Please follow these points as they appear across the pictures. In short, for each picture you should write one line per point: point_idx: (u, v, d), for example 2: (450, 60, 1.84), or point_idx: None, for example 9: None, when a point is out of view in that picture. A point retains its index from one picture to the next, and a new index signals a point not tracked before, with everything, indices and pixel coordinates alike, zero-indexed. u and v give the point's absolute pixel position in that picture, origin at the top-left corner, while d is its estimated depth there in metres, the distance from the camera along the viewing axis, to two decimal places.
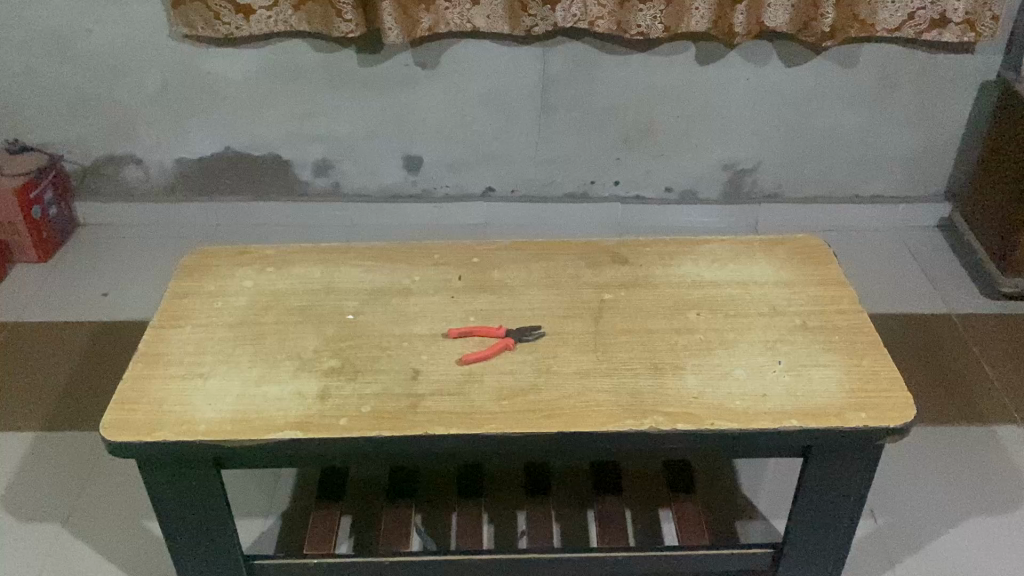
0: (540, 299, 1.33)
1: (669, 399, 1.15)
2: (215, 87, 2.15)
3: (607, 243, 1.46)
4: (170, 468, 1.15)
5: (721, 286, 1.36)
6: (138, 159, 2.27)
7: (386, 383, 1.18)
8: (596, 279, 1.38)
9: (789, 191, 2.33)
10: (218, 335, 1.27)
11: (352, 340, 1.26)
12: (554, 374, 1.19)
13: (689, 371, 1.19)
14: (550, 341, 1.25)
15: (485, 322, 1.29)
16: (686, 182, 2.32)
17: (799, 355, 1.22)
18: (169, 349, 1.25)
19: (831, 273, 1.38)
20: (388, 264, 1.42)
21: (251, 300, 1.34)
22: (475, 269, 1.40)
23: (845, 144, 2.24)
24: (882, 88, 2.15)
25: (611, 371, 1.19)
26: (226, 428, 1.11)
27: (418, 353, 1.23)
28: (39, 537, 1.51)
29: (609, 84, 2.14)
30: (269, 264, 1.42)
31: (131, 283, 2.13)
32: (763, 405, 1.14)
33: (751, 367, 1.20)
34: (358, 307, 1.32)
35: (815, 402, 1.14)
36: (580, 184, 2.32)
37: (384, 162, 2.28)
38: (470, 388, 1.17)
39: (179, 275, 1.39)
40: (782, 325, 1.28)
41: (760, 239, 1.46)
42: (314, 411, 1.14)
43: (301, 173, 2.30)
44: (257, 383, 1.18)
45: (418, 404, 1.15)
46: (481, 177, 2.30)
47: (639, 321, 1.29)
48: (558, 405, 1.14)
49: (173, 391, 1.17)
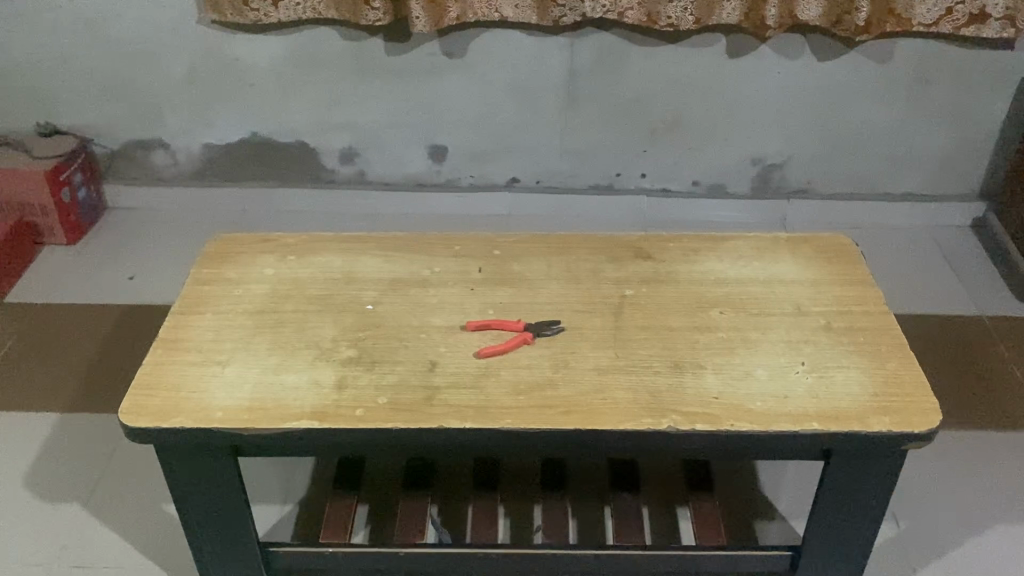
0: (560, 293, 1.32)
1: (687, 399, 1.13)
2: (241, 73, 2.16)
3: (628, 237, 1.44)
4: (189, 455, 1.16)
5: (745, 284, 1.33)
6: (165, 144, 2.28)
7: (403, 374, 1.18)
8: (617, 274, 1.36)
9: (818, 187, 2.29)
10: (237, 323, 1.27)
11: (371, 331, 1.25)
12: (572, 369, 1.18)
13: (709, 371, 1.18)
14: (569, 336, 1.24)
15: (503, 315, 1.28)
16: (714, 176, 2.28)
17: (821, 356, 1.20)
18: (188, 335, 1.25)
19: (857, 272, 1.35)
20: (407, 254, 1.41)
21: (271, 287, 1.34)
22: (496, 261, 1.39)
23: (877, 141, 2.20)
24: (916, 85, 2.10)
25: (629, 368, 1.18)
26: (243, 416, 1.12)
27: (435, 345, 1.23)
28: (60, 517, 1.53)
29: (636, 76, 2.12)
30: (290, 252, 1.42)
31: (155, 267, 2.15)
32: (783, 407, 1.12)
33: (772, 368, 1.18)
34: (377, 297, 1.32)
35: (837, 405, 1.13)
36: (605, 177, 2.30)
37: (408, 152, 2.27)
38: (487, 381, 1.16)
39: (201, 261, 1.40)
40: (806, 325, 1.25)
41: (786, 237, 1.44)
42: (332, 401, 1.14)
43: (326, 160, 2.30)
44: (275, 371, 1.19)
45: (435, 397, 1.14)
46: (506, 167, 2.29)
47: (660, 318, 1.27)
48: (575, 401, 1.13)
49: (190, 378, 1.18)
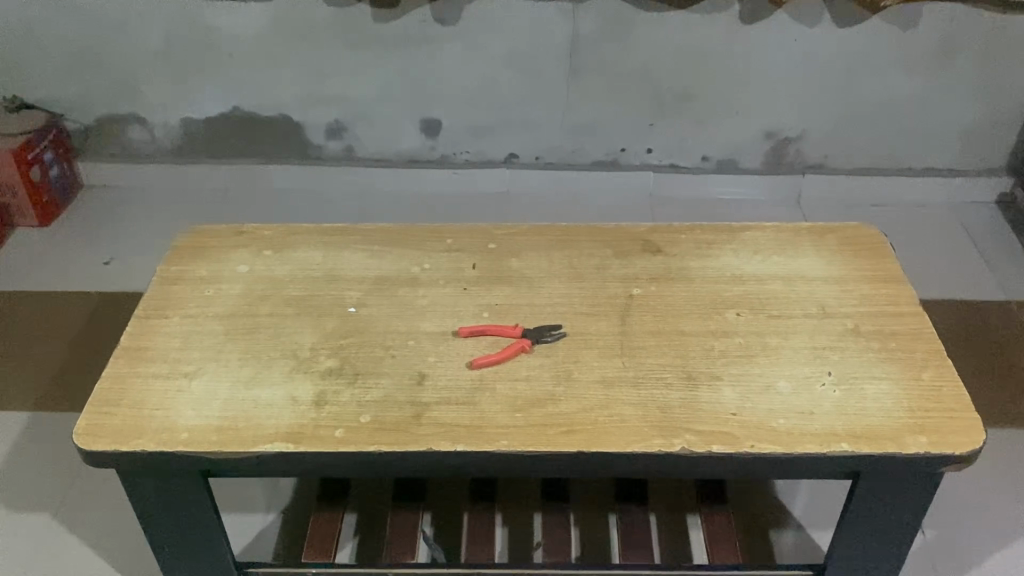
0: (561, 293, 1.21)
1: (702, 417, 1.03)
2: (221, 44, 2.02)
3: (636, 227, 1.32)
4: (154, 480, 1.05)
5: (764, 282, 1.22)
6: (142, 119, 2.14)
7: (388, 388, 1.07)
8: (624, 271, 1.24)
9: (836, 161, 2.16)
10: (207, 328, 1.16)
11: (353, 338, 1.14)
12: (575, 382, 1.07)
13: (727, 384, 1.07)
14: (572, 343, 1.13)
15: (499, 320, 1.17)
16: (726, 151, 2.15)
17: (850, 366, 1.09)
18: (152, 344, 1.14)
19: (886, 268, 1.23)
20: (394, 249, 1.29)
21: (245, 287, 1.22)
22: (491, 257, 1.27)
23: (899, 113, 2.06)
24: (943, 53, 1.96)
25: (638, 381, 1.07)
26: (211, 439, 1.01)
27: (424, 354, 1.11)
28: (28, 528, 1.43)
29: (643, 44, 1.97)
30: (267, 246, 1.30)
31: (132, 251, 2.03)
32: (809, 427, 1.01)
33: (795, 380, 1.07)
34: (361, 299, 1.20)
35: (868, 423, 1.02)
36: (609, 152, 2.16)
37: (400, 126, 2.14)
38: (480, 396, 1.05)
39: (169, 257, 1.28)
40: (832, 329, 1.14)
41: (808, 227, 1.32)
42: (309, 420, 1.03)
43: (313, 136, 2.16)
44: (247, 385, 1.08)
45: (423, 415, 1.03)
46: (504, 143, 2.16)
47: (672, 321, 1.15)
48: (578, 419, 1.02)
49: (153, 393, 1.07)
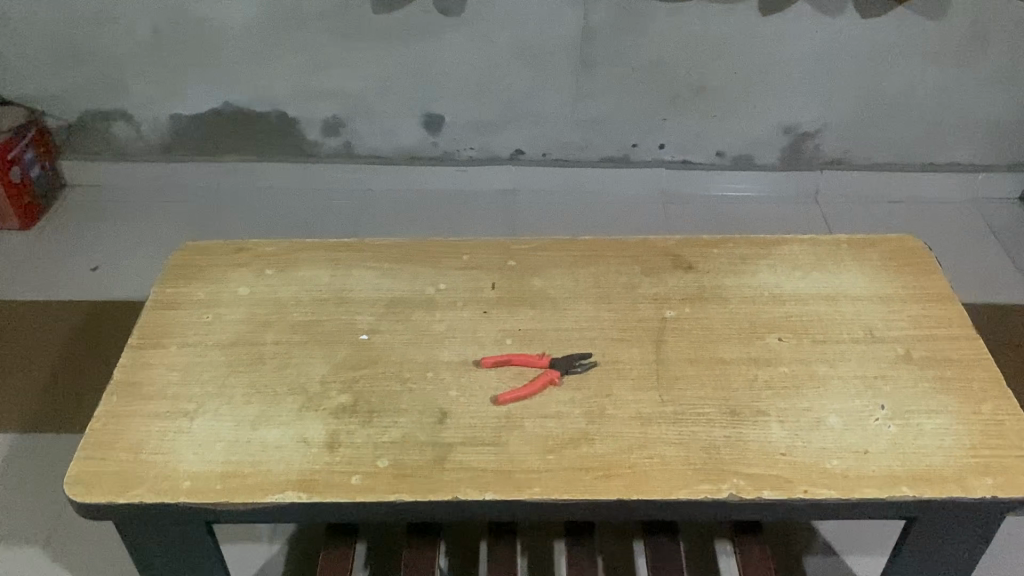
0: (589, 316, 1.12)
1: (749, 458, 0.95)
2: (211, 36, 1.90)
3: (664, 241, 1.24)
4: (154, 529, 0.97)
5: (806, 302, 1.14)
6: (128, 115, 2.03)
7: (407, 427, 0.98)
8: (655, 291, 1.16)
9: (856, 157, 2.08)
10: (207, 359, 1.07)
11: (367, 369, 1.05)
12: (609, 418, 0.99)
13: (774, 419, 0.99)
14: (604, 373, 1.04)
15: (524, 347, 1.08)
16: (741, 146, 2.06)
17: (904, 398, 1.01)
18: (148, 377, 1.05)
19: (934, 285, 1.16)
20: (407, 266, 1.20)
21: (247, 311, 1.13)
22: (512, 275, 1.19)
23: (923, 106, 1.98)
24: (971, 45, 1.87)
25: (678, 417, 0.99)
26: (216, 488, 0.93)
27: (444, 388, 1.03)
28: (16, 562, 1.34)
29: (657, 35, 1.88)
30: (269, 264, 1.20)
31: (120, 256, 1.93)
32: (865, 469, 0.94)
33: (847, 415, 0.99)
34: (373, 324, 1.12)
35: (929, 464, 0.94)
36: (620, 148, 2.07)
37: (401, 122, 2.04)
38: (508, 436, 0.97)
39: (164, 278, 1.19)
40: (882, 356, 1.06)
41: (848, 239, 1.23)
42: (322, 466, 0.95)
43: (309, 132, 2.06)
44: (252, 425, 0.99)
45: (446, 458, 0.95)
46: (510, 139, 2.06)
47: (710, 348, 1.07)
48: (615, 461, 0.94)
49: (151, 435, 0.98)
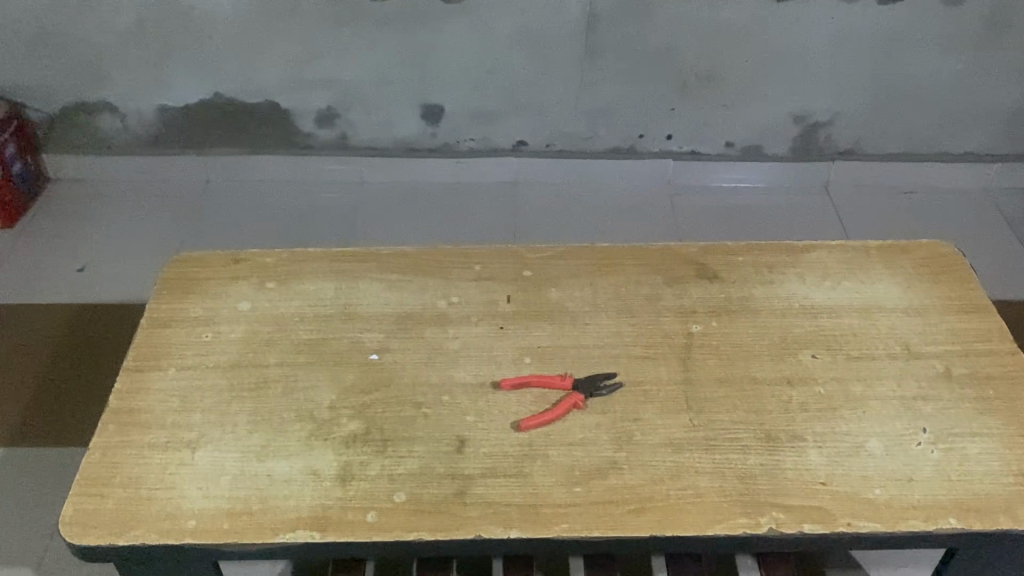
0: (611, 331, 1.06)
1: (787, 489, 0.90)
2: (199, 24, 1.82)
3: (686, 248, 1.18)
4: (156, 569, 0.91)
5: (838, 315, 1.08)
6: (112, 107, 1.95)
7: (424, 458, 0.93)
8: (679, 303, 1.10)
9: (867, 147, 2.02)
10: (208, 384, 1.00)
11: (378, 394, 0.99)
12: (638, 446, 0.93)
13: (811, 446, 0.94)
14: (630, 396, 0.99)
15: (544, 367, 1.02)
16: (750, 136, 2.00)
17: (946, 420, 0.96)
18: (145, 404, 0.98)
19: (970, 295, 1.10)
20: (416, 278, 1.14)
21: (249, 330, 1.07)
22: (528, 286, 1.12)
23: (938, 94, 1.92)
24: (990, 31, 1.81)
25: (711, 444, 0.94)
26: (222, 528, 0.87)
27: (461, 414, 0.97)
28: None
29: (665, 23, 1.80)
30: (270, 277, 1.14)
31: (109, 255, 1.85)
32: (910, 499, 0.89)
33: (887, 439, 0.94)
34: (383, 342, 1.05)
35: (977, 492, 0.89)
36: (626, 138, 2.00)
37: (399, 112, 1.96)
38: (532, 467, 0.91)
39: (159, 293, 1.12)
40: (920, 374, 1.01)
41: (877, 246, 1.18)
42: (335, 502, 0.89)
43: (302, 124, 1.98)
44: (259, 457, 0.93)
45: (467, 492, 0.89)
46: (512, 130, 1.99)
47: (740, 366, 1.02)
48: (647, 494, 0.89)
49: (151, 469, 0.92)
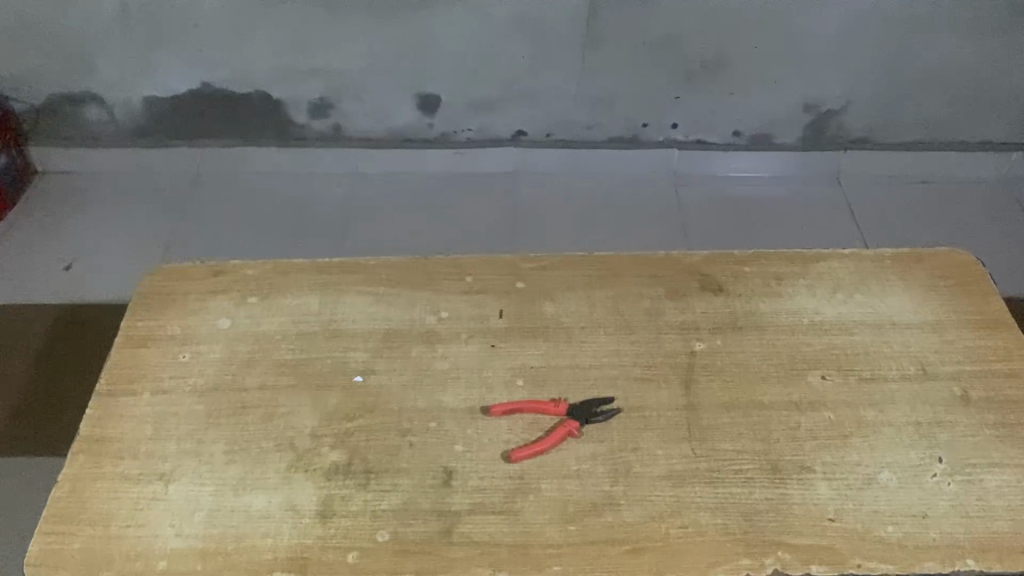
0: (609, 350, 1.01)
1: (794, 526, 0.84)
2: (184, 12, 1.75)
3: (689, 257, 1.12)
4: None
5: (850, 331, 1.02)
6: (98, 97, 1.88)
7: (410, 492, 0.88)
8: (681, 318, 1.04)
9: (881, 134, 1.95)
10: (184, 409, 0.95)
11: (361, 420, 0.94)
12: (636, 479, 0.88)
13: (820, 477, 0.88)
14: (628, 422, 0.93)
15: (538, 390, 0.97)
16: (759, 125, 1.93)
17: (964, 448, 0.91)
18: (118, 432, 0.93)
19: (990, 309, 1.04)
20: (405, 291, 1.08)
21: (228, 348, 1.01)
22: (522, 300, 1.07)
23: (955, 80, 1.84)
24: (1011, 15, 1.73)
25: (713, 477, 0.88)
26: (196, 569, 0.82)
27: (449, 442, 0.92)
28: None
29: (670, 8, 1.72)
30: (251, 291, 1.08)
31: (97, 252, 1.80)
32: (926, 538, 0.83)
33: (901, 471, 0.89)
34: (368, 362, 1.00)
35: (997, 530, 0.84)
36: (630, 127, 1.94)
37: (394, 102, 1.89)
38: (523, 502, 0.87)
39: (134, 308, 1.07)
40: (936, 397, 0.95)
41: (891, 255, 1.12)
42: (314, 541, 0.84)
43: (295, 114, 1.91)
44: (236, 490, 0.88)
45: (453, 530, 0.84)
46: (511, 120, 1.92)
47: (745, 390, 0.96)
48: (645, 532, 0.84)
49: (122, 504, 0.87)
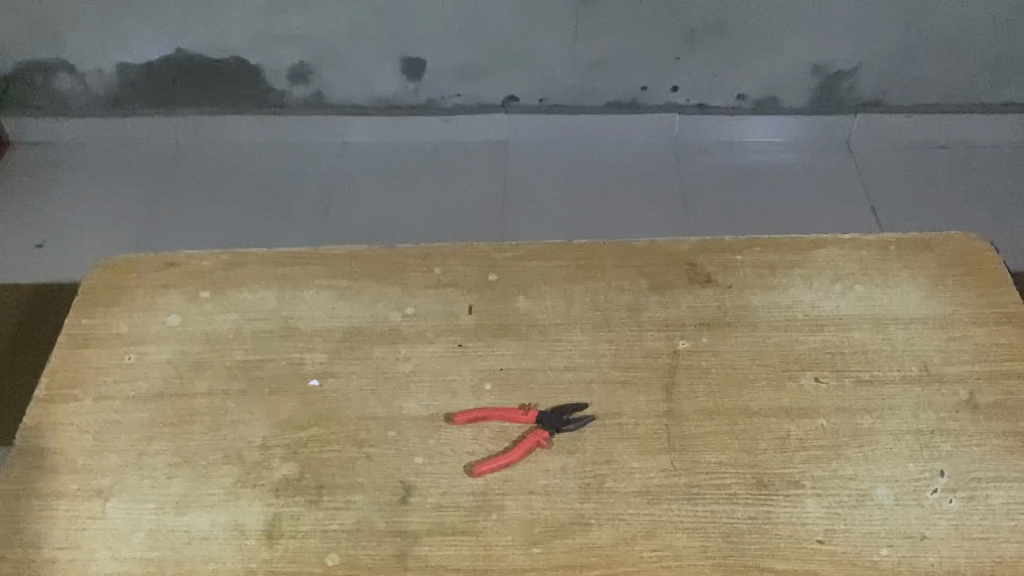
0: (585, 349, 0.93)
1: (779, 550, 0.77)
2: None
3: (676, 245, 1.03)
4: None
5: (849, 328, 0.94)
6: (69, 65, 1.80)
7: (365, 510, 0.81)
8: (665, 314, 0.96)
9: (894, 97, 1.84)
10: (127, 417, 0.89)
11: (315, 430, 0.87)
12: (609, 496, 0.81)
13: (810, 494, 0.81)
14: (603, 432, 0.86)
15: (506, 395, 0.89)
16: (764, 88, 1.82)
17: (969, 461, 0.83)
18: (55, 443, 0.87)
19: (1002, 303, 0.96)
20: (369, 285, 1.01)
21: (177, 349, 0.95)
22: (494, 294, 0.99)
23: (973, 38, 1.73)
24: None
25: (693, 493, 0.81)
26: None
27: (409, 454, 0.85)
28: None
29: None
30: (205, 285, 1.01)
31: (70, 228, 1.73)
32: (924, 564, 0.76)
33: (899, 487, 0.81)
34: (326, 365, 0.93)
35: (1003, 554, 0.76)
36: (627, 92, 1.84)
37: (377, 68, 1.80)
38: (486, 522, 0.80)
39: (80, 304, 1.00)
40: (941, 402, 0.87)
41: (896, 241, 1.03)
42: (259, 566, 0.78)
43: (275, 81, 1.83)
44: (178, 508, 0.82)
45: (408, 554, 0.78)
46: (501, 85, 1.83)
47: (732, 394, 0.89)
48: (616, 556, 0.77)
49: (56, 523, 0.81)
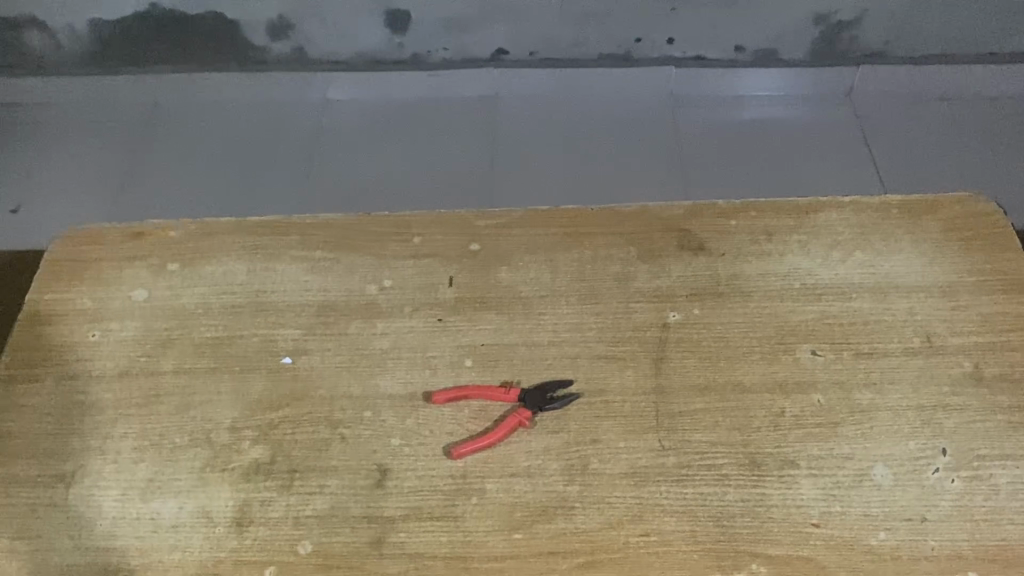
0: (571, 322, 0.89)
1: (771, 534, 0.74)
2: None
3: (667, 210, 0.98)
4: None
5: (848, 297, 0.89)
6: (40, 22, 1.73)
7: (338, 494, 0.78)
8: (654, 283, 0.92)
9: (898, 46, 1.77)
10: (91, 399, 0.85)
11: (287, 410, 0.84)
12: (594, 478, 0.78)
13: (805, 474, 0.77)
14: (588, 410, 0.82)
15: (488, 371, 0.85)
16: (763, 39, 1.75)
17: (972, 438, 0.79)
18: (16, 426, 0.83)
19: (1009, 268, 0.91)
20: (344, 255, 0.96)
21: (144, 326, 0.90)
22: (475, 264, 0.94)
23: None
24: None
25: (682, 474, 0.78)
26: None
27: (385, 435, 0.81)
28: None
29: None
30: (173, 257, 0.96)
31: (46, 193, 1.68)
32: (923, 547, 0.73)
33: (898, 466, 0.77)
34: (299, 341, 0.89)
35: (1006, 537, 0.73)
36: (621, 44, 1.76)
37: (360, 21, 1.73)
38: (465, 506, 0.76)
39: (42, 279, 0.95)
40: (943, 376, 0.83)
41: (899, 203, 0.98)
42: (228, 555, 0.74)
43: (254, 37, 1.76)
44: (144, 494, 0.78)
45: (384, 541, 0.75)
46: (490, 38, 1.75)
47: (724, 369, 0.84)
48: (600, 542, 0.74)
49: (17, 511, 0.77)
